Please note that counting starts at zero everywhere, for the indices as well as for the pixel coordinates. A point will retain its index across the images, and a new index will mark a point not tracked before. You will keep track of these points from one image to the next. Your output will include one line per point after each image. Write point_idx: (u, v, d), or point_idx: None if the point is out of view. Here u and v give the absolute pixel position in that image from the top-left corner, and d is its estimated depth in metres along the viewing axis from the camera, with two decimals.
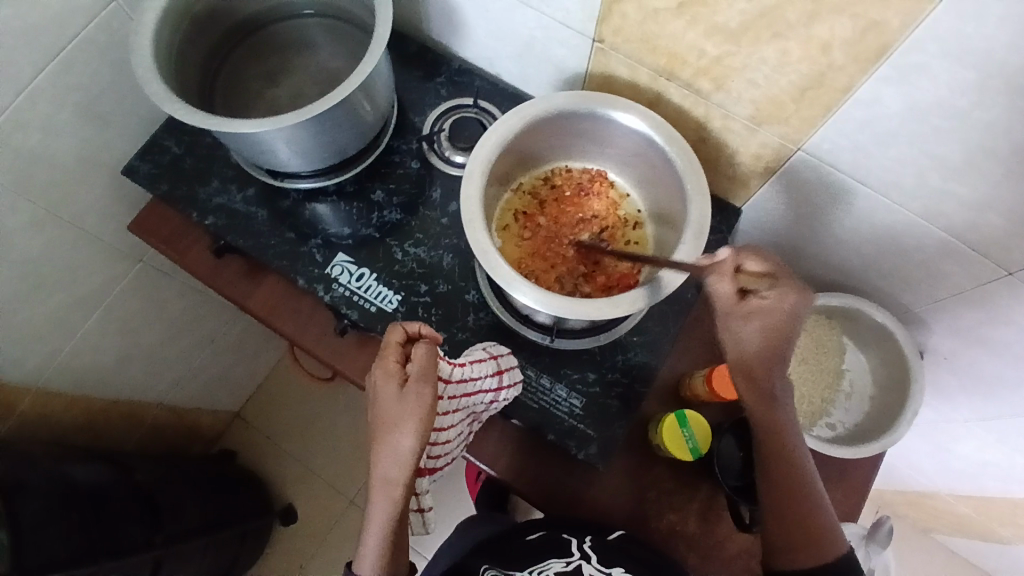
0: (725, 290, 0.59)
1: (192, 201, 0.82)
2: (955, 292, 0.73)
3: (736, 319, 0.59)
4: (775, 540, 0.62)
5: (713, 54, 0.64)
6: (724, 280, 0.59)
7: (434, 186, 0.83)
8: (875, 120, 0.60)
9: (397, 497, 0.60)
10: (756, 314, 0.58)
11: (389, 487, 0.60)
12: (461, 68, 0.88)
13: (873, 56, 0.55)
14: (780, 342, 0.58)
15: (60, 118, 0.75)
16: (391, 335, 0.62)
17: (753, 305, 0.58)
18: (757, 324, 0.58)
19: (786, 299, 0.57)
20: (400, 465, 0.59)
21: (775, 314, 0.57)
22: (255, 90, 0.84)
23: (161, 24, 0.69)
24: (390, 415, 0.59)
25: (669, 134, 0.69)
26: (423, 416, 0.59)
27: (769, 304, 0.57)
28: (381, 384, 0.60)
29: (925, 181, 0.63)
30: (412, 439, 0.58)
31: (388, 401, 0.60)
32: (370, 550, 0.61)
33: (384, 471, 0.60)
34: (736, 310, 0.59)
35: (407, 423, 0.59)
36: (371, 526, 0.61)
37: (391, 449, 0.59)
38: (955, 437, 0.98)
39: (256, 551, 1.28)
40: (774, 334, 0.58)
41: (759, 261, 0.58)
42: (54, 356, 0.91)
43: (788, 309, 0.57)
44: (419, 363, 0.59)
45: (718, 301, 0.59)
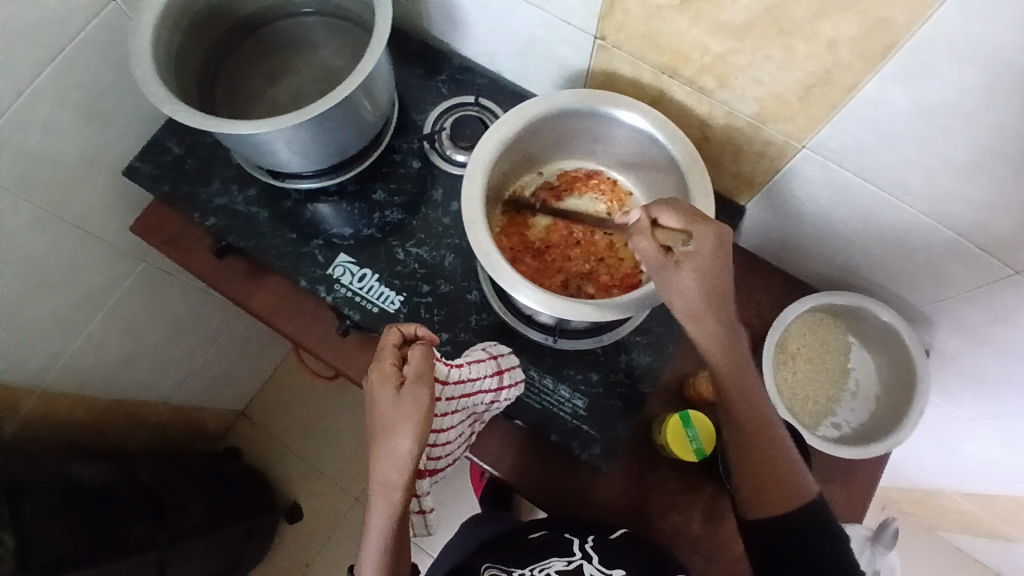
0: (649, 247, 0.60)
1: (194, 202, 0.82)
2: (961, 291, 0.72)
3: (670, 271, 0.59)
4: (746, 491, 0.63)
5: (717, 51, 0.63)
6: (645, 238, 0.59)
7: (436, 186, 0.82)
8: (881, 118, 0.59)
9: (397, 500, 0.60)
10: (687, 261, 0.58)
11: (389, 489, 0.60)
12: (462, 66, 0.87)
13: (880, 53, 0.54)
14: (715, 284, 0.58)
15: (61, 119, 0.75)
16: (386, 336, 0.62)
17: (680, 255, 0.59)
18: (691, 270, 0.58)
19: (708, 239, 0.57)
20: (399, 469, 0.59)
21: (703, 255, 0.57)
22: (255, 89, 0.83)
23: (160, 24, 0.69)
24: (388, 420, 0.59)
25: (673, 134, 0.68)
26: (421, 419, 0.58)
27: (693, 248, 0.58)
28: (377, 388, 0.59)
29: (931, 180, 0.62)
30: (410, 441, 0.58)
31: (384, 404, 0.59)
32: (371, 553, 0.61)
33: (383, 475, 0.60)
34: (666, 263, 0.59)
35: (405, 426, 0.58)
36: (372, 530, 0.61)
37: (389, 454, 0.59)
38: (961, 437, 0.97)
39: (261, 548, 1.28)
40: (706, 274, 0.58)
41: (670, 215, 0.59)
42: (58, 356, 0.91)
43: (711, 249, 0.58)
44: (414, 367, 0.58)
45: (647, 261, 0.60)
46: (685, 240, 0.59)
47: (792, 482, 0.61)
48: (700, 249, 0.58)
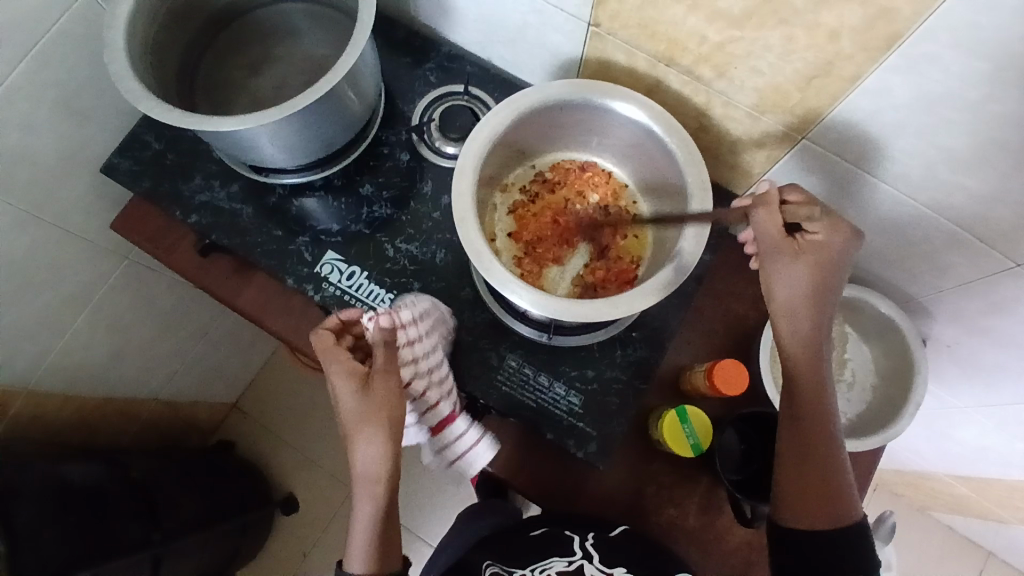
0: (774, 223, 0.58)
1: (176, 199, 0.79)
2: (959, 283, 0.71)
3: (786, 256, 0.59)
4: (786, 492, 0.60)
5: (715, 40, 0.61)
6: (772, 213, 0.58)
7: (426, 180, 0.80)
8: (883, 110, 0.57)
9: (380, 491, 0.61)
10: (806, 251, 0.58)
11: (372, 483, 0.60)
12: (450, 54, 0.84)
13: (884, 45, 0.52)
14: (826, 282, 0.59)
15: (37, 116, 0.71)
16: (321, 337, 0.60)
17: (801, 242, 0.59)
18: (806, 261, 0.58)
19: (835, 236, 0.58)
20: (380, 460, 0.59)
21: (825, 252, 0.58)
22: (236, 80, 0.80)
23: (135, 14, 0.66)
24: (361, 417, 0.58)
25: (669, 126, 0.66)
26: (392, 408, 0.59)
27: (822, 240, 0.58)
28: (342, 388, 0.59)
29: (932, 173, 0.61)
30: (388, 432, 0.59)
31: (353, 402, 0.58)
32: (359, 540, 0.62)
33: (364, 468, 0.60)
34: (785, 245, 0.59)
35: (380, 418, 0.58)
36: (358, 521, 0.62)
37: (368, 449, 0.59)
38: (954, 422, 0.98)
39: (259, 539, 1.28)
40: (823, 269, 0.58)
41: (799, 194, 0.59)
42: (45, 357, 0.89)
43: (828, 245, 0.58)
44: (381, 358, 0.59)
45: (765, 237, 0.59)
46: (814, 226, 0.59)
47: (841, 500, 0.60)
48: (825, 243, 0.58)
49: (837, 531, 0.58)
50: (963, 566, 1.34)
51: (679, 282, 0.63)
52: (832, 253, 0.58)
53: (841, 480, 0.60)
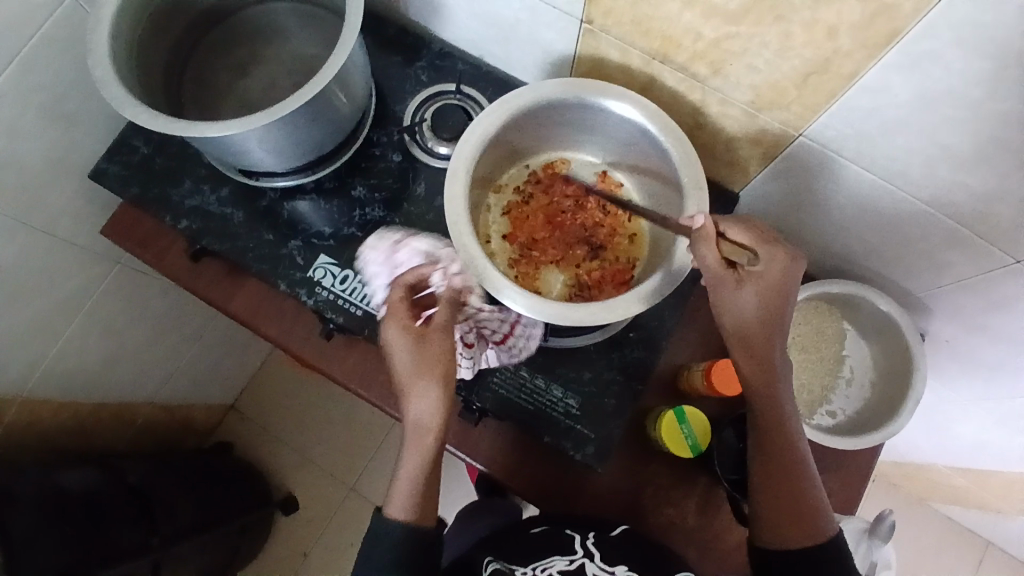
0: (711, 257, 0.59)
1: (166, 204, 0.78)
2: (958, 280, 0.71)
3: (728, 288, 0.58)
4: (765, 518, 0.61)
5: (711, 37, 0.60)
6: (708, 246, 0.59)
7: (418, 181, 0.79)
8: (881, 107, 0.56)
9: (430, 443, 0.61)
10: (747, 281, 0.58)
11: (422, 434, 0.60)
12: (442, 52, 0.83)
13: (884, 41, 0.51)
14: (772, 310, 0.58)
15: (22, 122, 0.70)
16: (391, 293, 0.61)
17: (743, 272, 0.58)
18: (752, 289, 0.58)
19: (776, 263, 0.57)
20: (434, 410, 0.59)
21: (768, 278, 0.57)
22: (224, 81, 0.78)
23: (119, 18, 0.64)
24: (420, 366, 0.59)
25: (664, 125, 0.65)
26: (447, 362, 0.60)
27: (760, 269, 0.58)
28: (400, 340, 0.59)
29: (931, 171, 0.60)
30: (443, 384, 0.59)
31: (412, 354, 0.59)
32: (405, 492, 0.61)
33: (418, 417, 0.60)
34: (726, 277, 0.58)
35: (436, 370, 0.59)
36: (402, 473, 0.61)
37: (424, 397, 0.59)
38: (952, 415, 0.98)
39: (259, 541, 1.28)
40: (767, 298, 0.57)
41: (739, 230, 0.60)
42: (38, 364, 0.88)
43: (771, 274, 0.58)
44: (445, 312, 0.60)
45: (705, 271, 0.59)
46: (752, 257, 0.58)
47: (816, 520, 0.60)
48: (765, 272, 0.57)
49: (813, 544, 0.58)
50: (962, 555, 1.35)
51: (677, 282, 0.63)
52: (779, 282, 0.57)
53: (812, 500, 0.60)
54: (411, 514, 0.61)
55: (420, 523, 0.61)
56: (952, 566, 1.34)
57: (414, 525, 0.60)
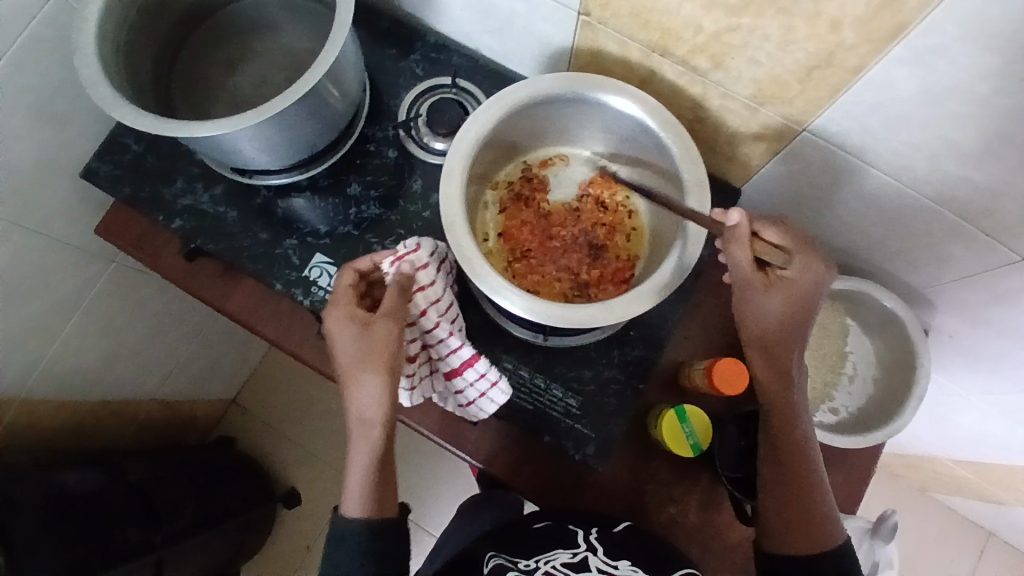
0: (748, 260, 0.57)
1: (159, 203, 0.77)
2: (963, 276, 0.69)
3: (756, 292, 0.59)
4: (771, 519, 0.62)
5: (711, 29, 0.58)
6: (744, 248, 0.57)
7: (414, 177, 0.78)
8: (887, 102, 0.55)
9: (377, 436, 0.60)
10: (779, 287, 0.58)
11: (368, 425, 0.60)
12: (437, 44, 0.81)
13: (889, 35, 0.49)
14: (796, 318, 0.59)
15: (10, 122, 0.69)
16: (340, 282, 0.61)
17: (773, 278, 0.59)
18: (779, 295, 0.58)
19: (807, 272, 0.57)
20: (377, 403, 0.59)
21: (799, 286, 0.58)
22: (214, 77, 0.77)
23: (104, 15, 0.63)
24: (361, 358, 0.58)
25: (664, 120, 0.64)
26: (391, 353, 0.58)
27: (793, 276, 0.58)
28: (342, 331, 0.58)
29: (937, 166, 0.58)
30: (388, 374, 0.58)
31: (353, 345, 0.58)
32: (356, 483, 0.61)
33: (362, 410, 0.59)
34: (757, 281, 0.58)
35: (377, 361, 0.58)
36: (354, 466, 0.62)
37: (365, 390, 0.58)
38: (956, 408, 0.97)
39: (263, 534, 1.28)
40: (794, 305, 0.58)
41: (775, 231, 0.58)
42: (36, 364, 0.88)
43: (799, 281, 0.58)
44: (391, 302, 0.59)
45: (738, 273, 0.58)
46: (784, 262, 0.58)
47: (822, 526, 0.61)
48: (797, 279, 0.58)
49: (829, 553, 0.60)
50: (962, 545, 1.35)
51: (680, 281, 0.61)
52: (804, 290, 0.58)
53: (821, 507, 0.61)
54: (366, 508, 0.62)
55: (376, 517, 0.62)
56: (953, 555, 1.34)
57: (367, 518, 0.62)
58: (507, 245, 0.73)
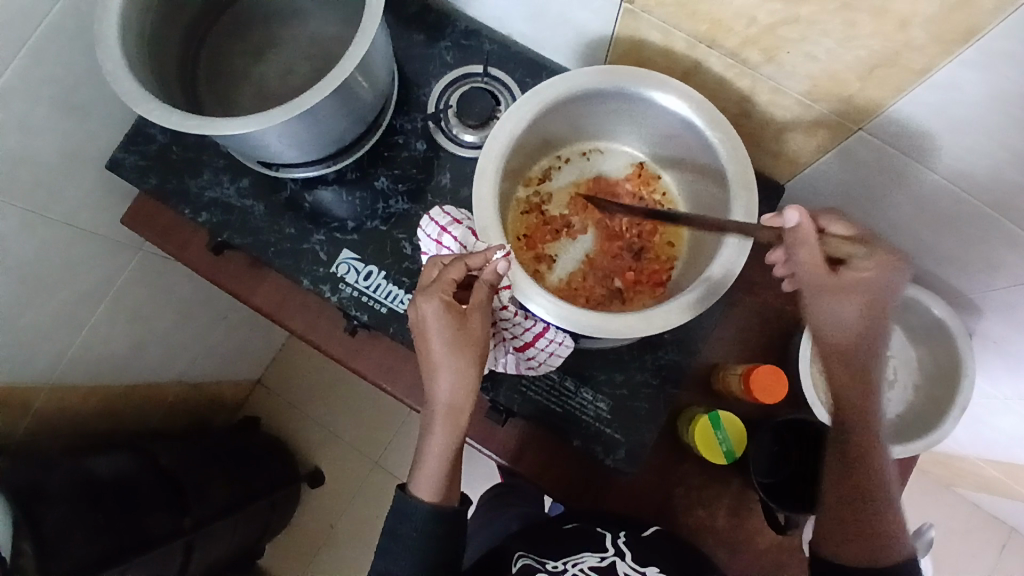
0: (813, 259, 0.53)
1: (184, 195, 0.76)
2: (1016, 284, 0.66)
3: (827, 297, 0.54)
4: (829, 523, 0.57)
5: (765, 23, 0.54)
6: (808, 247, 0.53)
7: (443, 170, 0.75)
8: (954, 105, 0.51)
9: (463, 423, 0.57)
10: (855, 290, 0.53)
11: (455, 415, 0.57)
12: (467, 30, 0.78)
13: (961, 38, 0.45)
14: (872, 320, 0.54)
15: (35, 115, 0.68)
16: (442, 271, 0.55)
17: (850, 279, 0.53)
18: (853, 299, 0.53)
19: (883, 270, 0.53)
20: (467, 390, 0.56)
21: (875, 287, 0.53)
22: (239, 65, 0.75)
23: (126, 5, 0.60)
24: (456, 347, 0.54)
25: (711, 118, 0.61)
26: (483, 344, 0.56)
27: (868, 274, 0.53)
28: (437, 320, 0.54)
29: (1002, 174, 0.54)
30: (478, 365, 0.56)
31: (451, 334, 0.54)
32: (433, 470, 0.58)
33: (449, 398, 0.56)
34: (831, 285, 0.53)
35: (473, 352, 0.55)
36: (429, 453, 0.58)
37: (457, 379, 0.55)
38: (993, 411, 0.94)
39: (288, 512, 1.30)
40: (870, 307, 0.54)
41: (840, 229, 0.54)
42: (64, 352, 0.88)
43: (876, 283, 0.53)
44: (487, 294, 0.55)
45: (804, 275, 0.54)
46: (862, 258, 0.53)
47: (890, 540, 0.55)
48: (873, 280, 0.53)
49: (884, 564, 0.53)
50: (984, 542, 1.33)
51: (724, 288, 0.60)
52: (881, 290, 0.53)
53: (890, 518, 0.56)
54: (438, 493, 0.59)
55: (446, 504, 0.59)
56: (973, 550, 1.33)
57: (437, 505, 0.58)
58: (534, 254, 0.70)
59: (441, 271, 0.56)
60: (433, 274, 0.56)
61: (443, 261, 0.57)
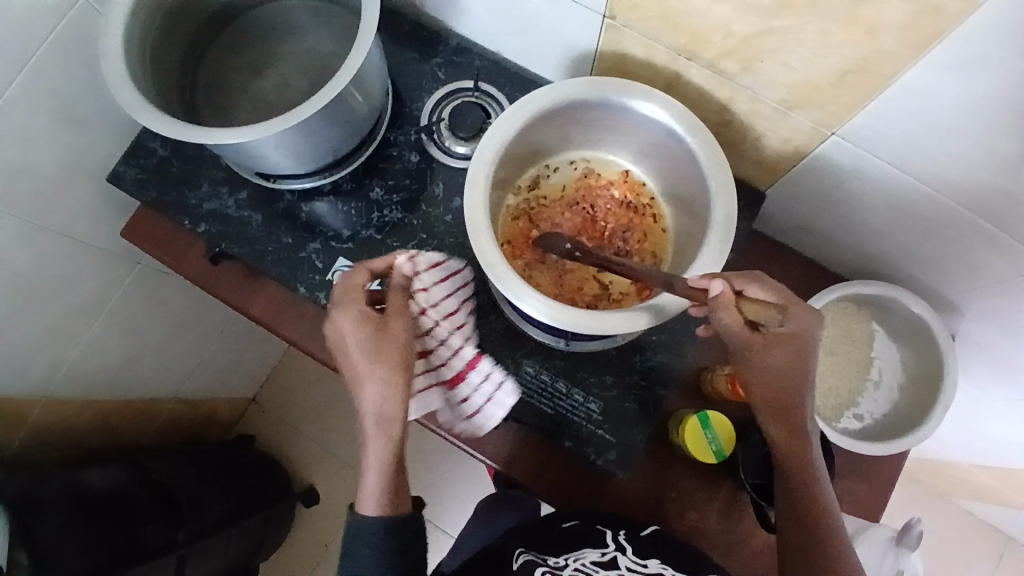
0: (736, 323, 0.56)
1: (183, 207, 0.78)
2: (993, 283, 0.68)
3: (756, 352, 0.57)
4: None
5: (741, 33, 0.57)
6: (730, 312, 0.55)
7: (436, 181, 0.78)
8: (922, 108, 0.54)
9: (395, 429, 0.58)
10: (777, 343, 0.56)
11: (386, 423, 0.57)
12: (459, 47, 0.81)
13: (925, 41, 0.48)
14: (798, 371, 0.57)
15: (36, 127, 0.70)
16: (347, 281, 0.58)
17: (770, 335, 0.56)
18: (778, 353, 0.56)
19: (802, 325, 0.55)
20: (393, 396, 0.57)
21: (796, 340, 0.56)
22: (238, 81, 0.77)
23: (129, 23, 0.63)
24: (376, 356, 0.56)
25: (690, 125, 0.63)
26: (405, 351, 0.57)
27: (788, 331, 0.56)
28: (351, 332, 0.56)
29: (972, 174, 0.57)
30: (396, 371, 0.57)
31: (367, 344, 0.56)
32: (375, 480, 0.58)
33: (379, 407, 0.57)
34: (753, 341, 0.57)
35: (391, 359, 0.57)
36: (369, 464, 0.58)
37: (380, 387, 0.57)
38: (980, 416, 0.95)
39: (281, 531, 1.29)
40: (794, 361, 0.56)
41: (758, 290, 0.56)
42: (61, 365, 0.89)
43: (799, 339, 0.56)
44: (400, 300, 0.58)
45: (730, 334, 0.57)
46: (779, 322, 0.55)
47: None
48: (793, 334, 0.56)
49: None
50: (981, 550, 1.33)
51: (674, 313, 0.61)
52: (803, 342, 0.56)
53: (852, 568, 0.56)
54: (385, 505, 0.59)
55: (393, 512, 0.59)
56: (971, 561, 1.32)
57: (386, 515, 0.58)
58: (523, 261, 0.72)
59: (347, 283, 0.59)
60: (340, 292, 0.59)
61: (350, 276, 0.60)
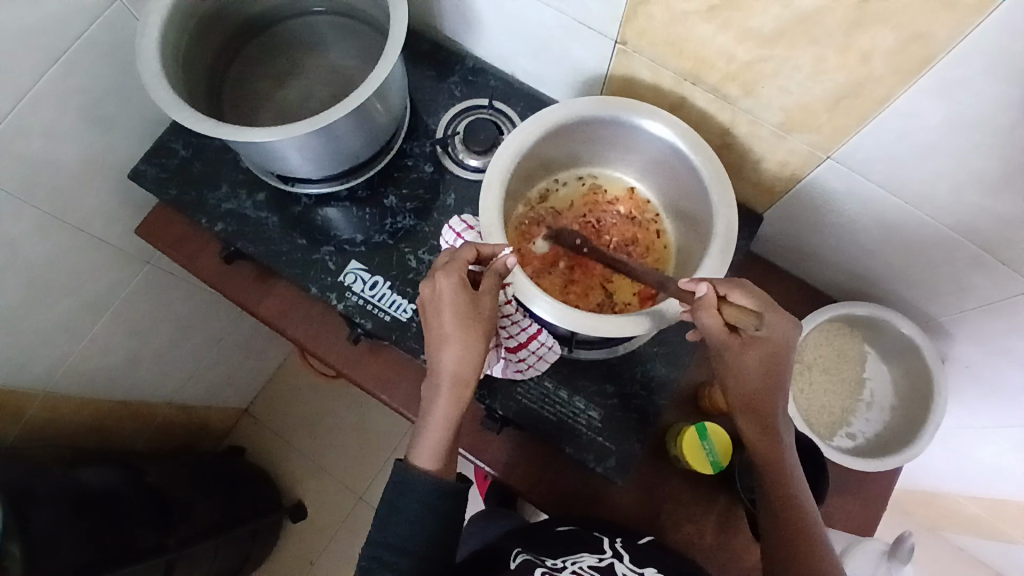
0: (716, 324, 0.58)
1: (201, 206, 0.80)
2: (981, 304, 0.71)
3: (734, 355, 0.59)
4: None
5: (743, 59, 0.61)
6: (710, 314, 0.58)
7: (448, 192, 0.81)
8: (912, 131, 0.58)
9: (466, 396, 0.60)
10: (752, 346, 0.58)
11: (460, 386, 0.59)
12: (475, 68, 0.85)
13: (915, 68, 0.53)
14: (772, 375, 0.58)
15: (66, 121, 0.72)
16: (456, 253, 0.60)
17: (747, 338, 0.58)
18: (754, 356, 0.58)
19: (779, 331, 0.57)
20: (473, 363, 0.59)
21: (770, 344, 0.58)
22: (263, 90, 0.81)
23: (165, 26, 0.67)
24: (467, 323, 0.58)
25: (695, 143, 0.67)
26: (489, 325, 0.59)
27: (763, 336, 0.58)
28: (449, 298, 0.58)
29: (958, 195, 0.61)
30: (481, 343, 0.59)
31: (461, 311, 0.58)
32: (436, 439, 0.60)
33: (455, 370, 0.59)
34: (731, 343, 0.59)
35: (479, 328, 0.58)
36: (432, 422, 0.60)
37: (463, 353, 0.58)
38: (970, 443, 0.97)
39: (267, 545, 1.27)
40: (768, 364, 0.58)
41: (742, 295, 0.58)
42: (64, 359, 0.89)
43: (775, 343, 0.58)
44: (495, 280, 0.60)
45: (711, 336, 0.59)
46: (756, 326, 0.57)
47: None
48: (769, 338, 0.58)
49: None
50: None
51: (674, 318, 0.63)
52: (778, 348, 0.58)
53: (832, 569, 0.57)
54: (437, 463, 0.60)
55: (444, 475, 0.60)
56: None
57: (427, 495, 0.59)
58: (530, 269, 0.74)
59: (453, 254, 0.60)
60: (442, 259, 0.61)
61: (455, 248, 0.62)
